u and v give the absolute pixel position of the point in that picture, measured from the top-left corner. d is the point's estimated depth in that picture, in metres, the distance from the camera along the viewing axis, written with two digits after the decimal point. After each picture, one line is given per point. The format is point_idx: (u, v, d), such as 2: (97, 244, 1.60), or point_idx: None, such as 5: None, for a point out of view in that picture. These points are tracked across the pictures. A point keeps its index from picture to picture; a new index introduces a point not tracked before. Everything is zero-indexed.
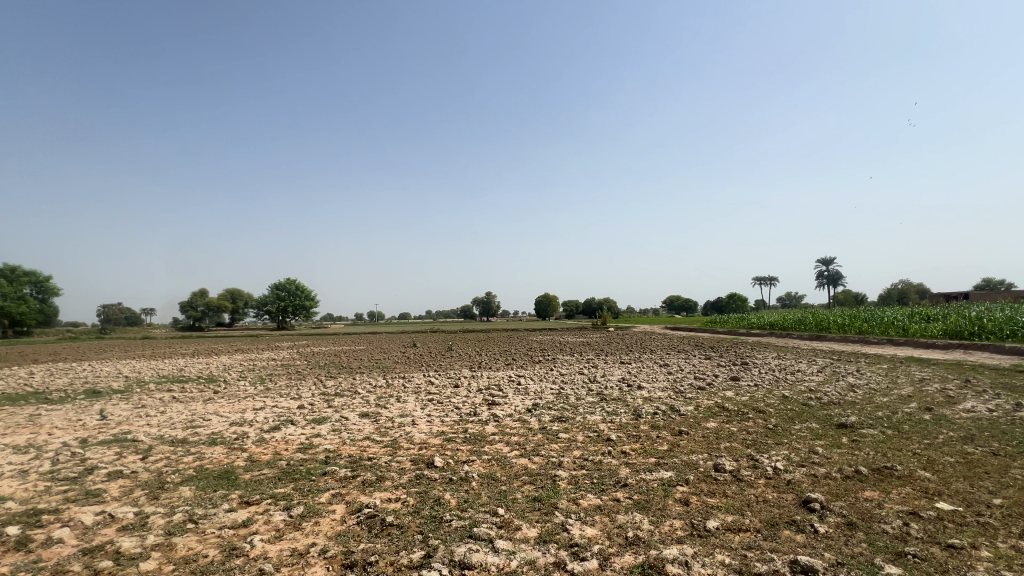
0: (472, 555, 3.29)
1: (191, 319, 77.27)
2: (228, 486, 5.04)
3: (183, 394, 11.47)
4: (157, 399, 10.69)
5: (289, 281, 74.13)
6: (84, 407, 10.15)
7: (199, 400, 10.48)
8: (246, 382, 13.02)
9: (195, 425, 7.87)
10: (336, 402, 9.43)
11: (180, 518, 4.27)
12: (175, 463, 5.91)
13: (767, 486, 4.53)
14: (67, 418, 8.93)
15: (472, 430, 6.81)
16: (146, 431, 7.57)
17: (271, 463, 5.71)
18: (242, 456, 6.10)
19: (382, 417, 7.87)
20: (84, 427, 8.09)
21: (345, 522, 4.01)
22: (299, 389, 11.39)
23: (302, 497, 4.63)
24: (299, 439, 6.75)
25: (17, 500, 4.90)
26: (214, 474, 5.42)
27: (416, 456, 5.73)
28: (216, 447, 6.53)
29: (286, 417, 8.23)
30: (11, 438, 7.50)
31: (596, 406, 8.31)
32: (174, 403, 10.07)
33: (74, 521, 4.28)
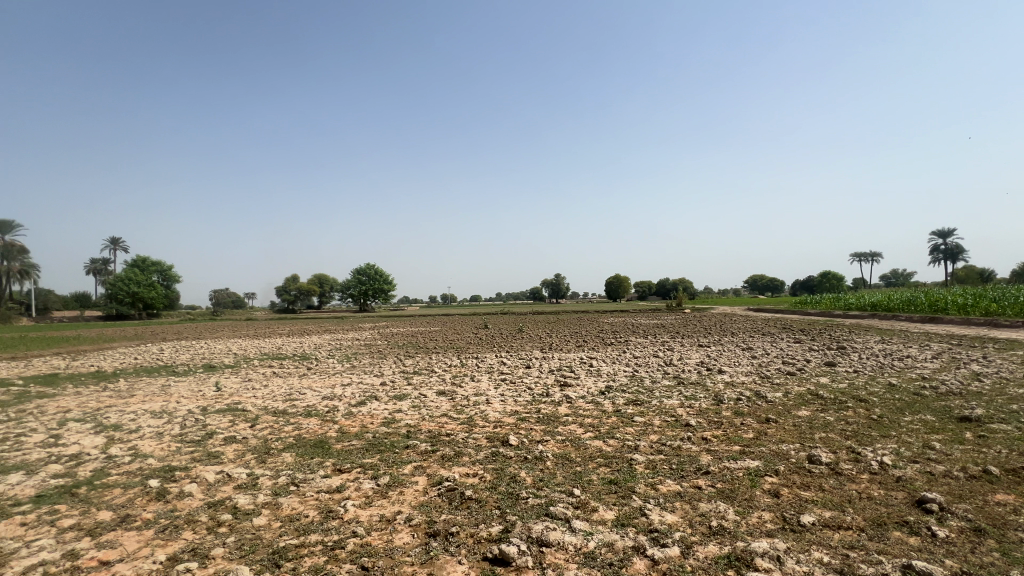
0: (549, 533, 3.33)
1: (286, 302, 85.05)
2: (323, 455, 5.51)
3: (282, 369, 12.70)
4: (261, 374, 11.94)
5: (370, 266, 78.84)
6: (203, 379, 11.59)
7: (295, 375, 11.55)
8: (334, 360, 14.11)
9: (293, 398, 8.69)
10: (415, 379, 9.95)
11: (284, 481, 4.74)
12: (278, 431, 6.57)
13: (871, 482, 4.12)
14: (191, 389, 10.25)
15: (544, 411, 6.86)
16: (253, 402, 8.49)
17: (359, 435, 6.14)
18: (334, 427, 6.64)
19: (457, 395, 8.16)
20: (204, 397, 9.22)
21: (427, 493, 4.23)
22: (380, 367, 12.13)
23: (388, 467, 4.95)
24: (383, 414, 7.20)
25: (156, 457, 5.72)
26: (311, 443, 5.96)
27: (491, 433, 5.89)
28: (312, 418, 7.16)
29: (371, 392, 8.83)
30: (149, 404, 8.74)
31: (673, 390, 8.02)
32: (275, 378, 11.18)
33: (200, 478, 4.91)
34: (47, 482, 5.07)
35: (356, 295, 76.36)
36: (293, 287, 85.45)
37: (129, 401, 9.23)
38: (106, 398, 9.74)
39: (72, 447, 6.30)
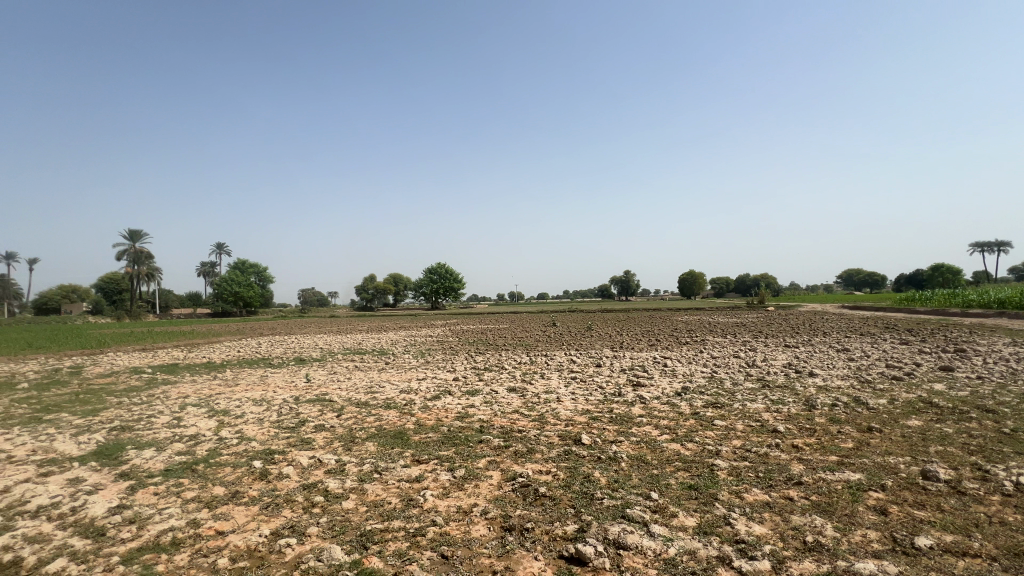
0: (626, 536, 3.26)
1: (365, 300, 90.45)
2: (402, 445, 5.79)
3: (363, 363, 13.54)
4: (345, 367, 12.81)
5: (441, 265, 81.61)
6: (295, 371, 12.65)
7: (375, 369, 12.27)
8: (409, 355, 14.79)
9: (373, 391, 9.23)
10: (486, 375, 10.18)
11: (369, 468, 5.05)
12: (361, 421, 7.02)
13: (1004, 505, 3.59)
14: (286, 379, 11.23)
15: (617, 411, 6.72)
16: (338, 393, 9.13)
17: (435, 428, 6.39)
18: (412, 419, 6.97)
19: (528, 392, 8.23)
20: (297, 388, 10.05)
21: (502, 488, 4.31)
22: (453, 363, 12.54)
23: (463, 460, 5.10)
24: (457, 408, 7.43)
25: (258, 440, 6.34)
26: (391, 434, 6.29)
27: (563, 432, 5.87)
28: (391, 410, 7.57)
29: (444, 387, 9.17)
30: (251, 393, 9.69)
31: (757, 393, 7.51)
32: (358, 372, 11.94)
33: (296, 462, 5.36)
34: (172, 458, 5.79)
35: (428, 293, 79.53)
36: (371, 286, 90.60)
37: (235, 389, 10.29)
38: (216, 386, 10.94)
39: (190, 428, 7.14)
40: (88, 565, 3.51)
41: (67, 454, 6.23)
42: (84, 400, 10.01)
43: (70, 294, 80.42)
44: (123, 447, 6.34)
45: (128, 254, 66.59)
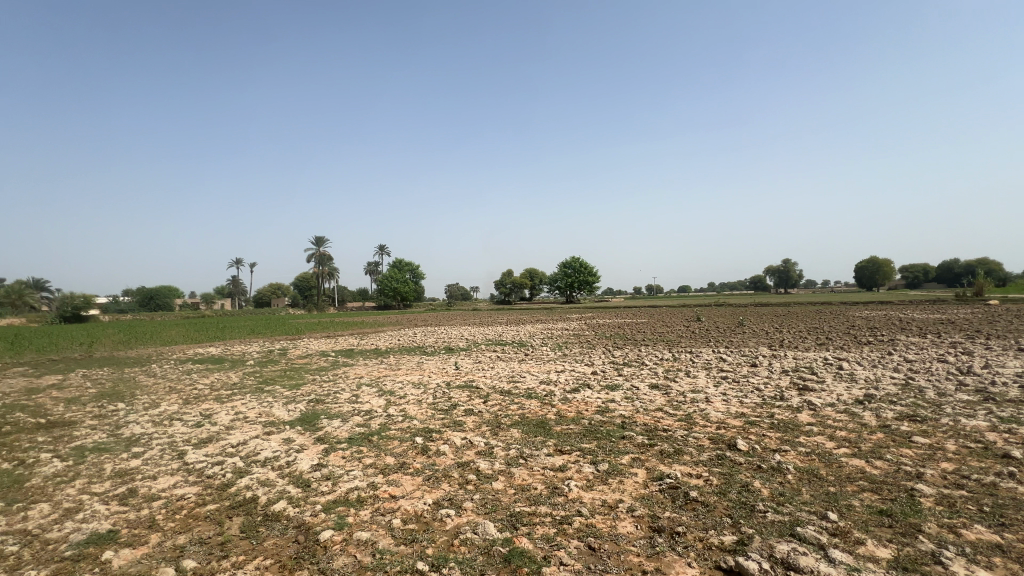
0: (798, 557, 2.89)
1: (504, 294, 95.19)
2: (545, 434, 5.97)
3: (505, 354, 14.29)
4: (488, 357, 13.69)
5: (575, 258, 81.71)
6: (446, 359, 13.91)
7: (515, 360, 12.88)
8: (548, 347, 15.14)
9: (515, 380, 9.71)
10: (626, 370, 9.94)
11: (515, 453, 5.31)
12: (506, 408, 7.42)
13: None
14: (439, 366, 12.42)
15: (779, 417, 5.98)
16: (484, 381, 9.80)
17: (576, 420, 6.46)
18: (553, 410, 7.14)
19: (672, 390, 7.79)
20: (448, 374, 11.01)
21: (648, 487, 4.16)
22: (590, 357, 12.48)
23: (606, 454, 5.06)
24: (596, 402, 7.39)
25: (419, 419, 7.14)
26: (534, 422, 6.53)
27: (715, 435, 5.43)
28: (533, 400, 7.87)
29: (583, 380, 9.21)
30: (410, 377, 10.92)
31: (977, 407, 6.00)
32: (500, 361, 12.66)
33: (451, 441, 5.90)
34: (354, 428, 6.85)
35: (563, 286, 80.58)
36: (509, 280, 94.79)
37: (398, 373, 11.71)
38: (383, 369, 12.58)
39: (366, 405, 8.33)
40: (300, 508, 4.34)
41: (281, 418, 7.78)
42: (290, 376, 12.37)
43: (277, 291, 99.83)
44: (319, 416, 7.69)
45: (314, 257, 79.98)
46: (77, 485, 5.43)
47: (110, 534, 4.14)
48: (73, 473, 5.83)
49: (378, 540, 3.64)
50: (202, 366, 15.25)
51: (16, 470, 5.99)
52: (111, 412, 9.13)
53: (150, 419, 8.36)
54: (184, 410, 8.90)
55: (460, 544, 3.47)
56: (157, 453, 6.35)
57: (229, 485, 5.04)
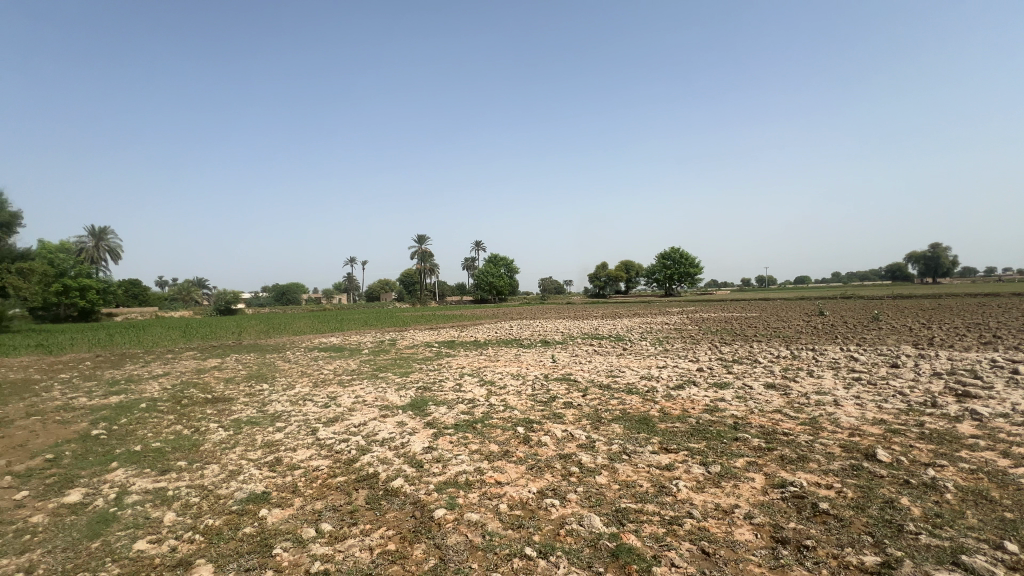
0: None
1: (599, 288, 93.56)
2: (648, 431, 5.78)
3: (602, 348, 14.06)
4: (585, 351, 13.57)
5: (674, 249, 77.55)
6: (542, 352, 14.04)
7: (613, 354, 12.61)
8: (647, 342, 14.60)
9: (614, 375, 9.51)
10: (736, 368, 9.24)
11: (617, 449, 5.22)
12: (605, 403, 7.32)
13: None
14: (536, 359, 12.60)
15: (931, 426, 5.15)
16: (582, 375, 9.75)
17: (682, 418, 6.16)
18: (656, 406, 6.89)
19: (792, 391, 7.09)
20: (545, 367, 11.13)
21: (768, 494, 3.84)
22: (695, 352, 11.81)
23: (717, 456, 4.76)
24: (704, 400, 6.97)
25: (519, 409, 7.32)
26: (636, 418, 6.35)
27: (847, 442, 4.84)
28: (634, 395, 7.66)
29: (688, 377, 8.75)
30: (509, 368, 11.23)
31: None
32: (597, 355, 12.49)
33: (551, 433, 5.96)
34: (459, 415, 7.22)
35: (661, 278, 77.00)
36: (603, 273, 92.83)
37: (497, 365, 12.10)
38: (483, 360, 13.07)
39: (468, 394, 8.74)
40: (416, 486, 4.70)
41: (394, 403, 8.46)
42: (399, 365, 13.38)
43: (385, 286, 108.27)
44: (427, 402, 8.23)
45: (417, 254, 85.44)
46: (237, 451, 6.42)
47: (264, 494, 4.85)
48: (233, 441, 6.91)
49: (487, 522, 3.81)
50: (327, 354, 17.12)
51: (192, 436, 7.25)
52: (258, 391, 10.63)
53: (288, 398, 9.60)
54: (314, 392, 10.08)
55: (566, 535, 3.51)
56: (295, 429, 7.28)
57: (354, 460, 5.61)
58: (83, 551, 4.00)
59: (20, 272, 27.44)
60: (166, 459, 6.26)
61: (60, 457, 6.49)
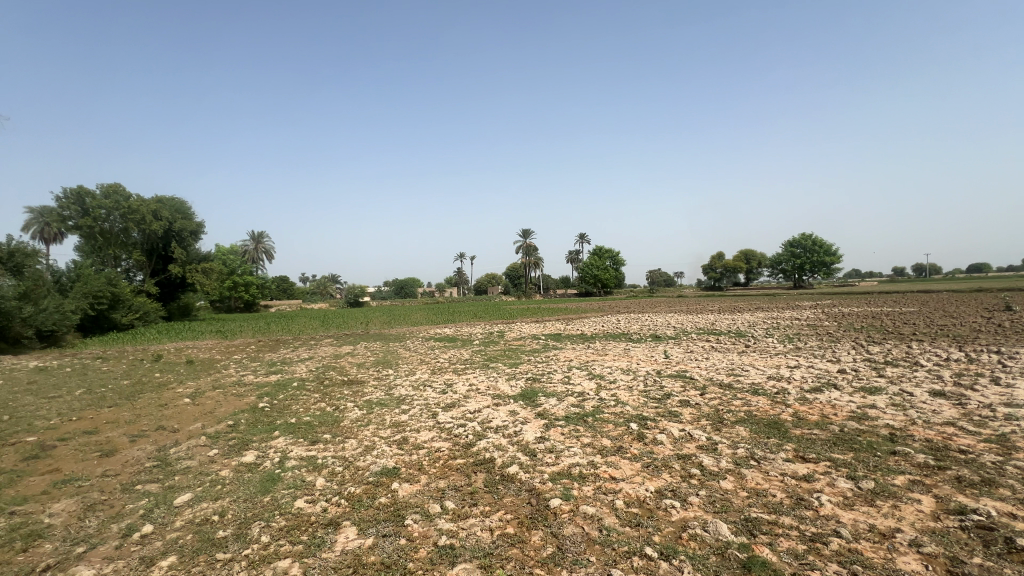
0: None
1: (713, 280, 86.97)
2: (780, 437, 5.24)
3: (720, 344, 13.07)
4: (701, 347, 12.74)
5: (805, 235, 69.08)
6: (653, 347, 13.50)
7: (734, 351, 11.66)
8: (774, 339, 13.24)
9: (736, 373, 8.79)
10: (889, 371, 7.96)
11: (744, 453, 4.81)
12: (727, 403, 6.78)
13: None
14: (647, 354, 12.14)
15: None
16: (699, 372, 9.18)
17: (822, 425, 5.48)
18: (788, 410, 6.22)
19: (969, 401, 5.91)
20: (657, 362, 10.67)
21: (940, 521, 3.26)
22: (834, 352, 10.43)
23: (870, 471, 4.15)
24: (848, 406, 6.13)
25: (631, 405, 7.12)
26: (765, 422, 5.80)
27: None
28: (761, 396, 7.00)
29: (827, 379, 7.75)
30: (618, 362, 10.97)
31: None
32: (715, 352, 11.64)
33: (668, 432, 5.70)
34: (570, 408, 7.24)
35: (789, 269, 69.06)
36: (718, 264, 86.00)
37: (605, 359, 11.90)
38: (591, 354, 12.95)
39: (578, 387, 8.72)
40: (530, 474, 4.82)
41: (506, 392, 8.76)
42: (509, 356, 13.84)
43: (493, 280, 112.92)
44: (537, 393, 8.39)
45: (523, 248, 87.29)
46: (370, 429, 7.16)
47: (395, 469, 5.35)
48: (367, 419, 7.74)
49: (604, 517, 3.77)
50: (442, 343, 18.32)
51: (334, 413, 8.27)
52: (385, 376, 11.77)
53: (410, 384, 10.47)
54: (433, 379, 10.85)
55: (689, 539, 3.34)
56: (417, 412, 7.91)
57: (472, 445, 5.93)
58: (258, 503, 4.78)
59: (205, 271, 33.63)
60: (315, 432, 7.22)
61: (238, 423, 7.83)
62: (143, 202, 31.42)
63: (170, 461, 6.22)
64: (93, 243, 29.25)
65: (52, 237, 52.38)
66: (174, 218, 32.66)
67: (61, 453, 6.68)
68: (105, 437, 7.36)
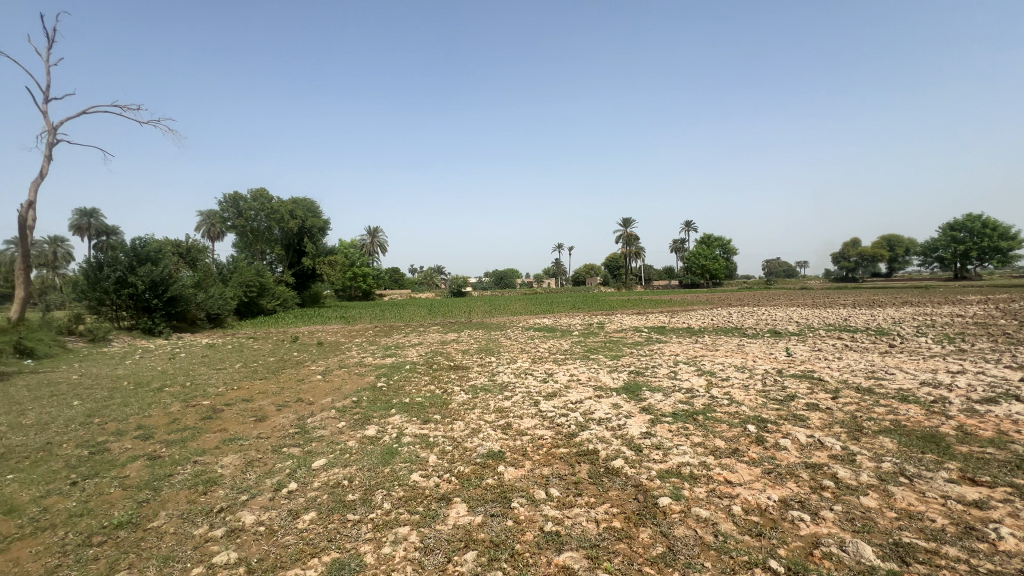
0: None
1: (846, 269, 76.53)
2: (940, 453, 4.46)
3: (857, 342, 11.44)
4: (832, 345, 11.28)
5: (972, 216, 57.61)
6: (772, 343, 12.29)
7: (874, 351, 10.15)
8: (929, 339, 11.26)
9: (877, 377, 7.65)
10: None
11: (891, 468, 4.18)
12: (866, 410, 5.94)
13: None
14: (764, 351, 11.08)
15: None
16: (829, 373, 8.15)
17: (998, 444, 4.55)
18: (951, 423, 5.26)
19: None
20: (777, 361, 9.70)
21: None
22: (1013, 356, 8.58)
23: None
24: None
25: (748, 405, 6.55)
26: (919, 435, 4.97)
27: None
28: (911, 405, 6.01)
29: (1004, 388, 6.40)
30: (731, 359, 10.17)
31: None
32: (850, 351, 10.24)
33: (793, 437, 5.15)
34: (677, 404, 6.88)
35: (948, 258, 58.27)
36: (853, 252, 75.54)
37: (716, 354, 11.11)
38: (699, 349, 12.17)
39: (685, 383, 8.26)
40: (637, 469, 4.68)
41: (608, 385, 8.58)
42: (610, 348, 13.55)
43: (591, 271, 111.52)
44: (641, 387, 8.12)
45: (623, 237, 84.60)
46: (475, 412, 7.50)
47: (500, 453, 5.54)
48: (472, 403, 8.11)
49: (719, 522, 3.53)
50: (542, 333, 18.54)
51: (443, 396, 8.80)
52: (488, 363, 12.22)
53: (512, 372, 10.73)
54: (534, 368, 11.02)
55: (822, 557, 3.00)
56: (520, 399, 8.10)
57: (574, 436, 5.92)
58: (380, 473, 5.26)
59: (330, 263, 37.68)
60: (426, 412, 7.76)
61: (361, 400, 8.70)
62: (283, 203, 36.01)
63: (308, 429, 7.12)
64: (246, 239, 34.81)
65: (215, 235, 62.44)
66: (307, 217, 36.93)
67: (227, 415, 8.00)
68: (259, 404, 8.65)
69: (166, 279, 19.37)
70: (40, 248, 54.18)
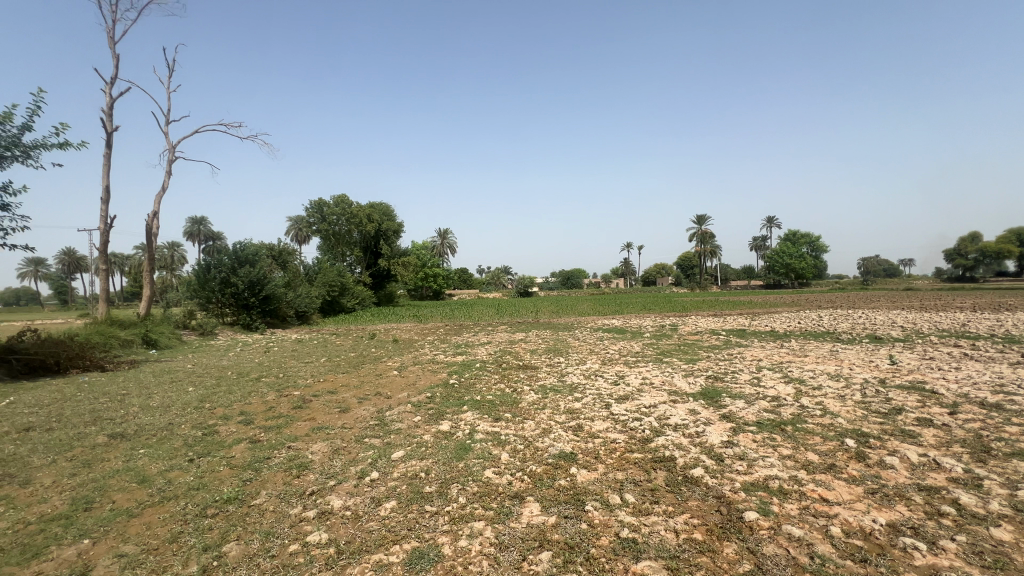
0: None
1: (963, 268, 67.37)
2: None
3: (980, 351, 10.01)
4: (948, 353, 9.96)
5: None
6: (871, 350, 11.11)
7: (1002, 361, 8.83)
8: None
9: (1007, 391, 6.63)
10: None
11: None
12: (994, 429, 5.18)
13: None
14: (863, 358, 10.03)
15: None
16: (945, 385, 7.20)
17: None
18: None
19: None
20: (878, 369, 8.75)
21: None
22: None
23: None
24: None
25: (844, 417, 5.97)
26: None
27: None
28: None
29: None
30: (823, 366, 9.33)
31: None
32: (970, 361, 8.99)
33: (902, 455, 4.62)
34: (762, 413, 6.42)
35: None
36: (972, 249, 66.36)
37: (805, 360, 10.23)
38: (785, 354, 11.29)
39: (770, 390, 7.70)
40: (719, 480, 4.43)
41: (684, 389, 8.21)
42: (684, 351, 12.97)
43: (662, 271, 107.47)
44: (720, 393, 7.68)
45: (696, 235, 80.64)
46: (545, 413, 7.50)
47: (572, 455, 5.49)
48: (542, 403, 8.12)
49: (815, 543, 3.26)
50: (611, 334, 18.16)
51: (513, 395, 8.90)
52: (557, 363, 12.18)
53: (582, 373, 10.60)
54: (604, 370, 10.80)
55: None
56: (591, 401, 7.98)
57: (649, 441, 5.73)
58: (455, 468, 5.43)
59: (404, 264, 39.46)
60: (496, 410, 7.88)
61: (434, 396, 9.03)
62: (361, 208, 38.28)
63: (386, 421, 7.52)
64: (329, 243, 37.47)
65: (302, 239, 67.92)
66: (383, 220, 38.97)
67: (316, 405, 8.67)
68: (342, 396, 9.28)
69: (261, 279, 21.30)
70: (161, 253, 62.14)
